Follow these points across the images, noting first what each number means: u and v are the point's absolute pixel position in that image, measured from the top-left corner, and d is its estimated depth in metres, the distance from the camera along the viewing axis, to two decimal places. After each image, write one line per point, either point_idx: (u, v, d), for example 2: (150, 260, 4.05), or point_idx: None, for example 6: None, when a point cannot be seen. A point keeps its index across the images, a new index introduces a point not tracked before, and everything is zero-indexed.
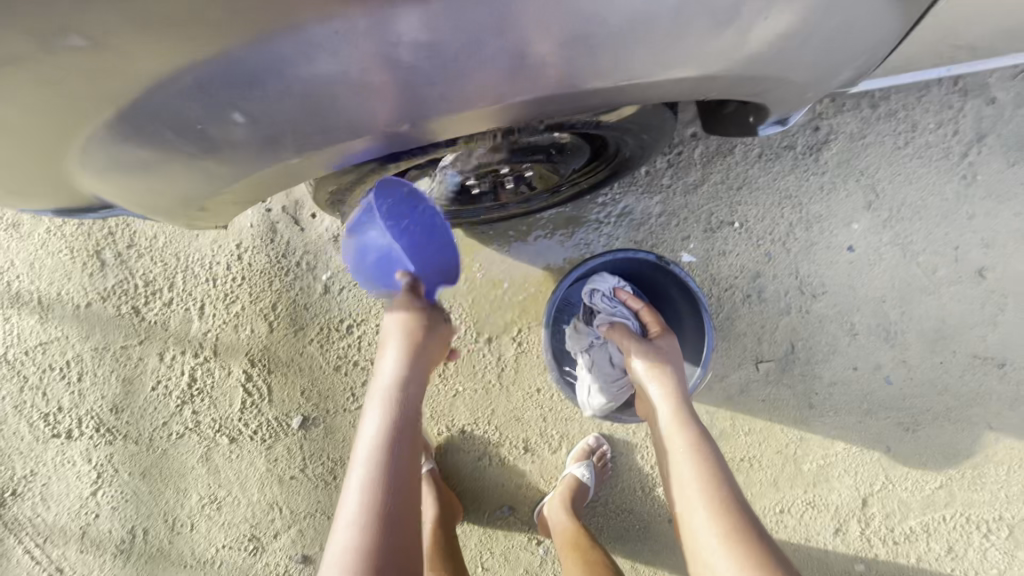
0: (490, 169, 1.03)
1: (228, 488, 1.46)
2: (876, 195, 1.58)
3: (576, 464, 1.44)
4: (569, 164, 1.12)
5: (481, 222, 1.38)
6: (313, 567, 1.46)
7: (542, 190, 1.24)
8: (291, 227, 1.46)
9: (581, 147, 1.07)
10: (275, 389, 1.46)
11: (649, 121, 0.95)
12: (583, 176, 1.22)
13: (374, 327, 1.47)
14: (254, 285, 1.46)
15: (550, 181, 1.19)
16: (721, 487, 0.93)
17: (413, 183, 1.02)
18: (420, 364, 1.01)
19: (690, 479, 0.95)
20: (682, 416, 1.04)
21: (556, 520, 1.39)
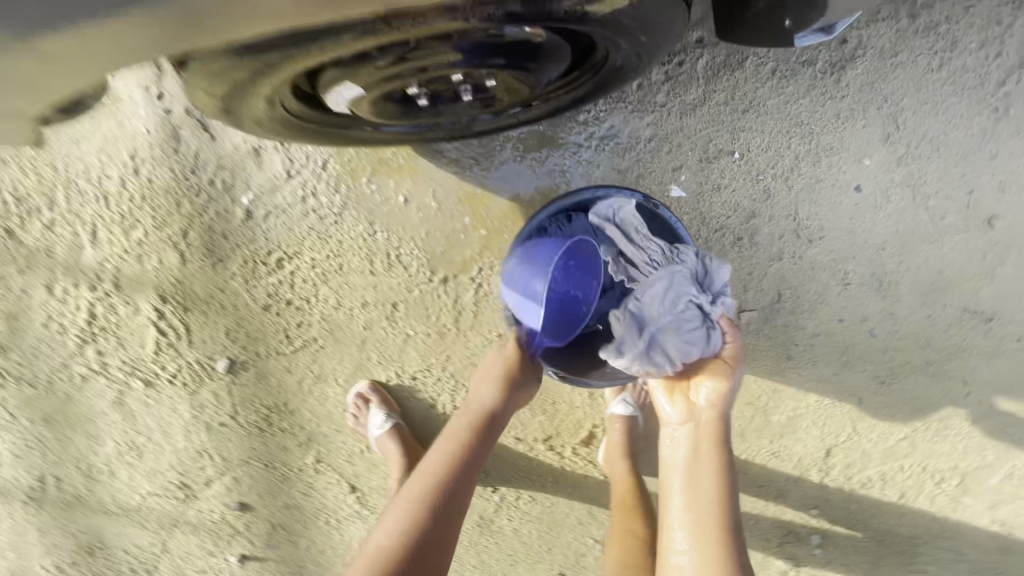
0: (441, 74, 0.78)
1: (148, 435, 1.31)
2: (896, 127, 1.37)
3: (617, 402, 1.37)
4: (543, 73, 0.87)
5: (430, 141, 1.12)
6: (252, 514, 1.37)
7: (507, 106, 0.98)
8: (199, 134, 1.18)
9: (561, 49, 0.82)
10: (194, 329, 1.26)
11: (650, 17, 0.72)
12: (559, 91, 0.97)
13: (308, 263, 1.26)
14: (158, 206, 1.20)
15: (517, 95, 0.93)
16: (726, 517, 0.94)
17: (334, 84, 0.76)
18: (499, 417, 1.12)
19: (703, 494, 0.96)
20: (717, 431, 0.99)
21: (614, 469, 1.37)
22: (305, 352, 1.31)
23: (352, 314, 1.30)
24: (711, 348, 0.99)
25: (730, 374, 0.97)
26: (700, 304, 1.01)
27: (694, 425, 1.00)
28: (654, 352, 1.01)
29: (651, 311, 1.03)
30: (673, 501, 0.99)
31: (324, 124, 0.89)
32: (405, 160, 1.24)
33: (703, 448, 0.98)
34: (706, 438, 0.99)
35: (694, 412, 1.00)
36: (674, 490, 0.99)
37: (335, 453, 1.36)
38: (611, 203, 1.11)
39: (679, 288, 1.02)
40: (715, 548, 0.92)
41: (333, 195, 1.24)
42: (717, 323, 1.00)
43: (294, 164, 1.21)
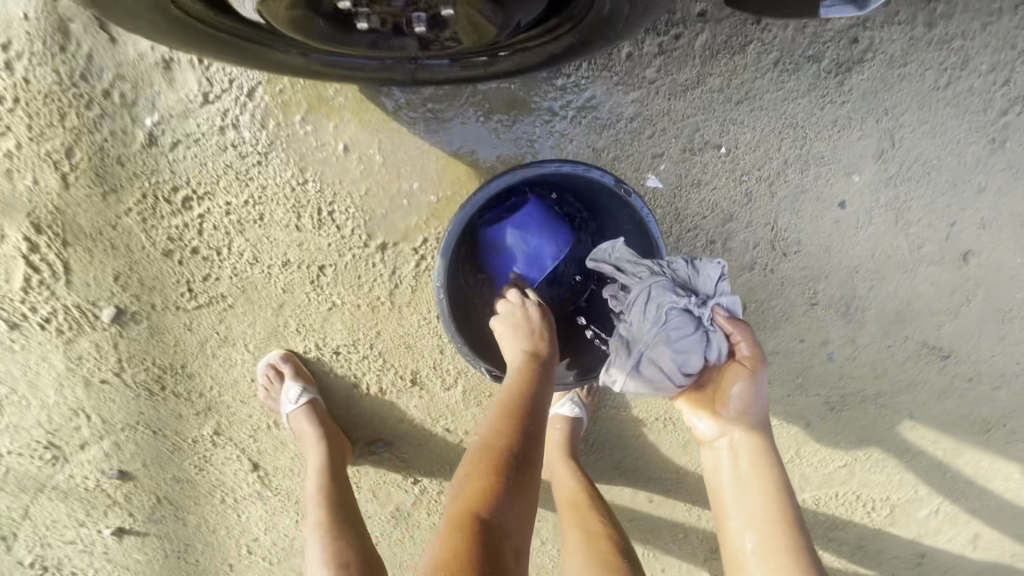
0: None
1: (11, 386, 1.11)
2: (892, 144, 1.27)
3: (562, 403, 1.28)
4: (512, 16, 0.72)
5: (381, 83, 0.94)
6: (133, 485, 1.20)
7: (467, 51, 0.82)
8: (94, 33, 0.97)
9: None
10: (75, 268, 1.06)
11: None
12: (531, 44, 0.81)
13: (222, 207, 1.08)
14: (35, 114, 0.99)
15: (480, 41, 0.77)
16: (792, 524, 0.82)
17: None
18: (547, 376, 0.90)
19: (758, 507, 0.84)
20: (756, 437, 0.86)
21: (559, 476, 1.24)
22: (210, 311, 1.13)
23: (270, 273, 1.12)
24: (713, 352, 0.85)
25: (761, 375, 0.83)
26: (688, 308, 0.86)
27: (739, 441, 0.87)
28: (654, 375, 0.88)
29: (637, 328, 0.89)
30: (727, 524, 0.87)
31: (222, 17, 0.70)
32: (350, 101, 1.06)
33: (741, 458, 0.87)
34: (748, 449, 0.86)
35: (726, 428, 0.88)
36: (724, 513, 0.88)
37: (237, 426, 1.20)
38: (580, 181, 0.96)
39: (659, 297, 0.87)
40: (792, 558, 0.80)
41: (259, 132, 1.05)
42: (715, 323, 0.85)
43: (213, 86, 1.02)
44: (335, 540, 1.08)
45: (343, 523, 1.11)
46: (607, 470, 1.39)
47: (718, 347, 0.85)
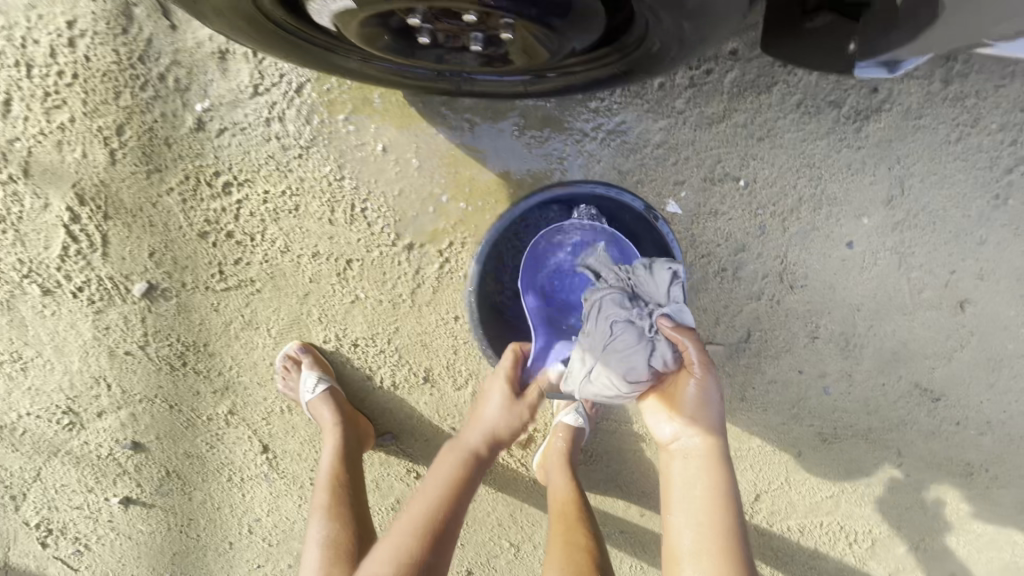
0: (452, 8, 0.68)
1: (38, 349, 1.14)
2: (901, 191, 1.33)
3: (566, 411, 1.32)
4: (568, 42, 0.76)
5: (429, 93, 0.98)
6: (145, 456, 1.23)
7: (518, 70, 0.86)
8: (157, 18, 1.01)
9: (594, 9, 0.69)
10: (113, 240, 1.10)
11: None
12: (582, 66, 0.84)
13: (260, 195, 1.12)
14: (91, 90, 1.02)
15: (535, 61, 0.81)
16: (729, 527, 0.86)
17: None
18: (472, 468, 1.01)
19: (701, 503, 0.89)
20: (708, 439, 0.91)
21: (554, 485, 1.26)
22: (238, 294, 1.16)
23: (299, 262, 1.16)
24: (658, 358, 0.88)
25: (709, 378, 0.88)
26: (632, 320, 0.90)
27: (690, 443, 0.92)
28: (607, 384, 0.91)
29: (590, 339, 0.93)
30: (671, 521, 0.91)
31: (297, 23, 0.74)
32: (393, 106, 1.11)
33: (693, 456, 0.92)
34: (698, 452, 0.91)
35: (679, 430, 0.93)
36: (670, 510, 0.92)
37: (251, 408, 1.23)
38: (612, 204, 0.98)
39: (608, 310, 0.91)
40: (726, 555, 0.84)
41: (303, 127, 1.09)
42: (658, 331, 0.88)
43: (264, 79, 1.06)
44: (335, 522, 1.09)
45: (353, 508, 1.12)
46: (604, 482, 1.42)
47: (661, 353, 0.88)
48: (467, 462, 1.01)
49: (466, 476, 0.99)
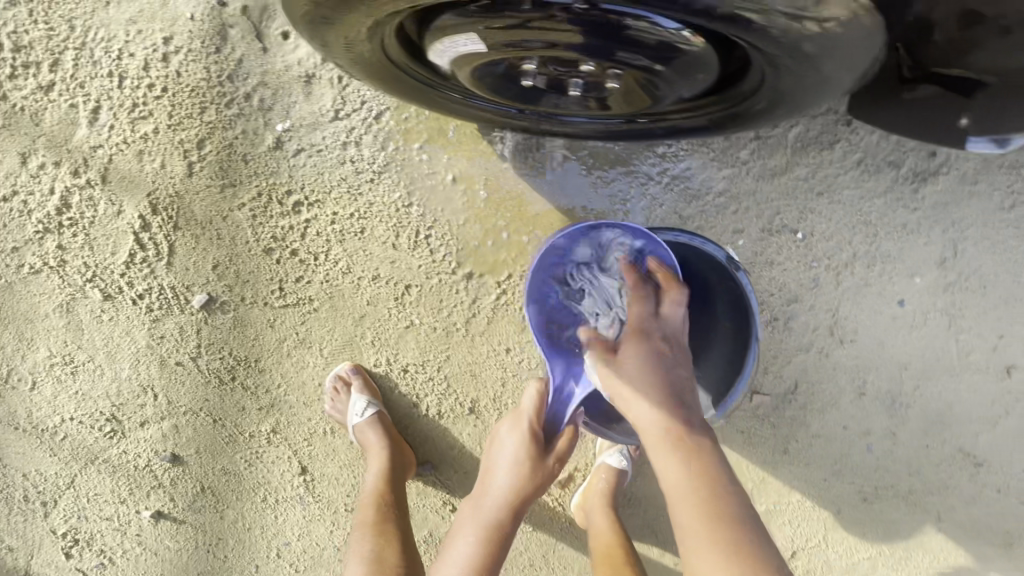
0: (571, 53, 0.69)
1: (90, 354, 1.13)
2: (954, 254, 1.34)
3: (611, 452, 1.29)
4: (676, 93, 0.76)
5: (514, 129, 0.99)
6: (182, 470, 1.21)
7: (613, 114, 0.87)
8: (250, 40, 1.04)
9: (710, 64, 0.68)
10: (179, 251, 1.10)
11: (847, 49, 0.57)
12: (677, 114, 0.84)
13: (328, 216, 1.13)
14: (178, 104, 1.04)
15: (633, 106, 0.82)
16: (709, 497, 0.74)
17: (460, 39, 0.69)
18: (497, 535, 0.98)
19: (701, 555, 0.71)
20: (673, 462, 0.77)
21: (596, 527, 1.23)
22: (295, 311, 1.16)
23: (359, 284, 1.17)
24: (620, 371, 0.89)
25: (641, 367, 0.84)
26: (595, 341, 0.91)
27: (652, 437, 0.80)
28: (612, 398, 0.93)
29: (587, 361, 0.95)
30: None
31: (408, 61, 0.76)
32: (467, 138, 1.13)
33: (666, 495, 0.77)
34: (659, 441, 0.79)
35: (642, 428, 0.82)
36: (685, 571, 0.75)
37: (295, 427, 1.22)
38: (692, 255, 0.98)
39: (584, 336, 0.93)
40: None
41: (377, 152, 1.11)
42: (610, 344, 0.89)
43: (346, 105, 1.08)
44: (379, 545, 1.06)
45: (396, 531, 1.09)
46: (640, 529, 1.37)
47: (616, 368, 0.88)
48: (490, 527, 0.98)
49: (493, 544, 0.98)
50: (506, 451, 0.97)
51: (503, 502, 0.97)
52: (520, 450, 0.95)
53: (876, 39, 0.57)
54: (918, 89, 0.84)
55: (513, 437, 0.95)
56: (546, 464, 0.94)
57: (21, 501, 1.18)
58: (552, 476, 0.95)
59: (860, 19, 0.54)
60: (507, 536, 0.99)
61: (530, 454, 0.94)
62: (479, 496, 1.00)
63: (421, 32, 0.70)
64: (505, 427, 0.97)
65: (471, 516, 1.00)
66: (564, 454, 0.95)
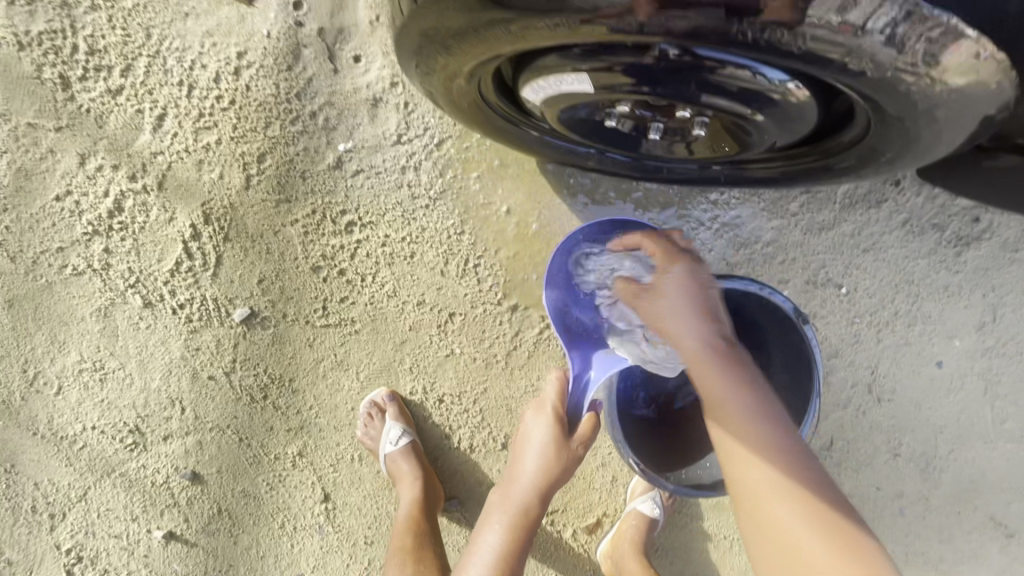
0: (667, 103, 0.70)
1: (121, 362, 1.10)
2: (993, 319, 1.33)
3: (643, 498, 1.25)
4: (764, 143, 0.77)
5: (585, 168, 1.01)
6: (200, 490, 1.16)
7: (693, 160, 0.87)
8: (322, 61, 1.05)
9: (807, 118, 0.69)
10: (226, 262, 1.08)
11: (963, 114, 0.56)
12: (758, 163, 0.85)
13: (380, 238, 1.12)
14: (244, 118, 1.04)
15: (715, 153, 0.83)
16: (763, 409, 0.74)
17: (556, 85, 0.70)
18: (526, 516, 1.03)
19: (773, 483, 0.68)
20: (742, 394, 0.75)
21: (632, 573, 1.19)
22: (336, 332, 1.14)
23: (403, 309, 1.15)
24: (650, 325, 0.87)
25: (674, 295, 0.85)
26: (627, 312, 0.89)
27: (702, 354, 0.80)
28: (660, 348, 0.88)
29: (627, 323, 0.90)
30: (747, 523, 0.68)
31: (496, 96, 0.78)
32: (524, 170, 1.13)
33: (726, 427, 0.73)
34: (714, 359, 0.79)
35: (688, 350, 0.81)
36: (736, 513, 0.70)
37: (322, 452, 1.17)
38: (754, 303, 0.96)
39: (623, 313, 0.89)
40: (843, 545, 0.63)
41: (435, 178, 1.11)
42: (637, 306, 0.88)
43: (409, 130, 1.09)
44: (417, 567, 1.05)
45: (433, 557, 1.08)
46: None
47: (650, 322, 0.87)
48: (520, 511, 1.03)
49: (523, 527, 1.03)
50: (532, 439, 1.02)
51: (533, 484, 1.02)
52: (550, 434, 0.99)
53: (998, 104, 0.56)
54: (999, 158, 0.82)
55: (542, 421, 1.00)
56: (573, 445, 0.98)
57: (27, 511, 1.12)
58: (577, 459, 0.99)
59: (993, 87, 0.53)
60: (535, 516, 1.04)
61: (555, 438, 0.99)
62: (509, 483, 1.05)
63: (516, 72, 0.71)
64: (533, 412, 1.02)
65: (499, 503, 1.05)
66: (588, 438, 0.99)
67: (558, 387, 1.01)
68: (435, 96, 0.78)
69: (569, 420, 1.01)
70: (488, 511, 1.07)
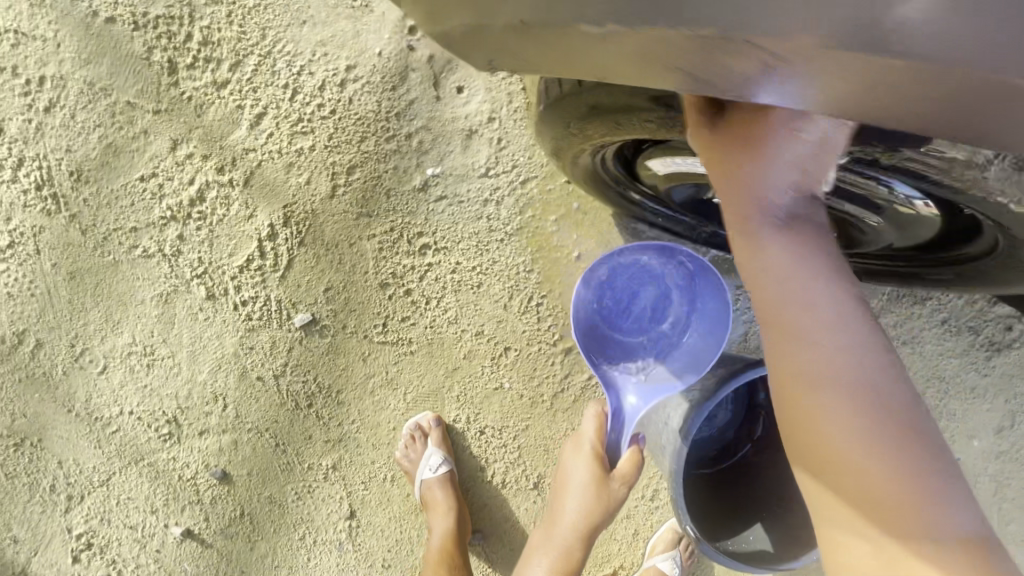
0: None
1: (172, 350, 1.08)
2: (1012, 425, 1.37)
3: (663, 557, 1.25)
4: (867, 244, 0.77)
5: (679, 227, 1.03)
6: (227, 490, 1.13)
7: None
8: (426, 87, 1.06)
9: (915, 237, 0.69)
10: (297, 266, 1.08)
11: None
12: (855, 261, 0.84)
13: (451, 264, 1.12)
14: (341, 129, 1.05)
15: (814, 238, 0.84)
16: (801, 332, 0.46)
17: (678, 163, 0.73)
18: (570, 553, 1.04)
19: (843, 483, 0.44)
20: (851, 350, 0.45)
21: None
22: (392, 350, 1.13)
23: (461, 337, 1.15)
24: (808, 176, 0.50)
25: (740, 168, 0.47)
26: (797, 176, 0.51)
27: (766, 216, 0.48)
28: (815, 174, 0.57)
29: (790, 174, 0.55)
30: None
31: (612, 161, 0.80)
32: (600, 218, 1.13)
33: (830, 435, 0.44)
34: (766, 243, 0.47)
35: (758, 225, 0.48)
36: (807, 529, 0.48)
37: (356, 468, 1.16)
38: None
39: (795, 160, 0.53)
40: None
41: (514, 216, 1.12)
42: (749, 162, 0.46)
43: (497, 165, 1.10)
44: None
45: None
46: None
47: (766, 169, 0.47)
48: (562, 553, 1.04)
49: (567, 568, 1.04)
50: (571, 480, 0.99)
51: (573, 524, 1.00)
52: (590, 477, 0.96)
53: None
54: None
55: (580, 464, 0.97)
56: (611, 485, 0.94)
57: (45, 489, 1.09)
58: (619, 501, 0.94)
59: None
60: (577, 557, 1.04)
61: (594, 481, 0.95)
62: (551, 523, 1.05)
63: (640, 147, 0.73)
64: (571, 451, 1.00)
65: (542, 542, 1.07)
66: (629, 476, 0.93)
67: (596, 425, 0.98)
68: (553, 148, 0.79)
69: (610, 459, 0.97)
70: (533, 545, 1.09)
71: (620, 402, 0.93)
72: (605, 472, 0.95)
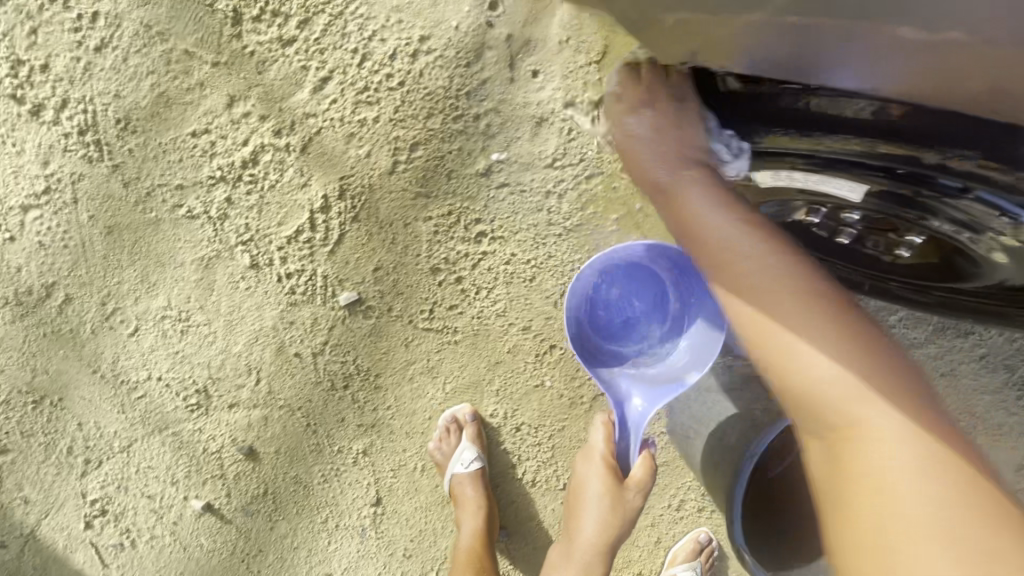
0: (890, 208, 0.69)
1: (208, 317, 1.03)
2: None
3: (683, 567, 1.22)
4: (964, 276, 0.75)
5: None
6: (251, 467, 1.09)
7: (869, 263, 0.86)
8: (501, 68, 0.99)
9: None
10: (348, 242, 1.03)
11: None
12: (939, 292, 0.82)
13: (506, 256, 1.07)
14: (407, 102, 0.99)
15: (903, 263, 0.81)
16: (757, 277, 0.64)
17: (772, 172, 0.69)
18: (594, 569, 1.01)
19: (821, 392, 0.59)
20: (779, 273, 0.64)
21: None
22: (436, 338, 1.09)
23: (508, 331, 1.10)
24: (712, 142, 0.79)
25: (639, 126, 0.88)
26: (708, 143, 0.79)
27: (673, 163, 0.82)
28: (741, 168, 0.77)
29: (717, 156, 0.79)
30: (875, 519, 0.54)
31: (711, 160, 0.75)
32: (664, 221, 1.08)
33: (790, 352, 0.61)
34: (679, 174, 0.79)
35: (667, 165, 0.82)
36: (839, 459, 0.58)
37: (387, 454, 1.12)
38: None
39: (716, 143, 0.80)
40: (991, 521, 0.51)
41: (575, 211, 1.06)
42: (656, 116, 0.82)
43: (564, 156, 1.03)
44: None
45: None
46: None
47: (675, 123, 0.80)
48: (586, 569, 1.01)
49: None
50: (588, 491, 1.00)
51: (597, 538, 1.00)
52: (608, 487, 0.98)
53: None
54: None
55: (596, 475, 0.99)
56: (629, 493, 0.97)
57: (63, 451, 1.05)
58: (637, 508, 0.98)
59: None
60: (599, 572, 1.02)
61: (610, 492, 0.98)
62: (570, 540, 1.03)
63: None
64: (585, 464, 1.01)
65: (564, 560, 1.03)
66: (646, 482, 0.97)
67: (608, 437, 1.00)
68: None
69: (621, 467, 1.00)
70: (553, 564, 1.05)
71: (629, 409, 0.92)
72: (620, 480, 0.99)
